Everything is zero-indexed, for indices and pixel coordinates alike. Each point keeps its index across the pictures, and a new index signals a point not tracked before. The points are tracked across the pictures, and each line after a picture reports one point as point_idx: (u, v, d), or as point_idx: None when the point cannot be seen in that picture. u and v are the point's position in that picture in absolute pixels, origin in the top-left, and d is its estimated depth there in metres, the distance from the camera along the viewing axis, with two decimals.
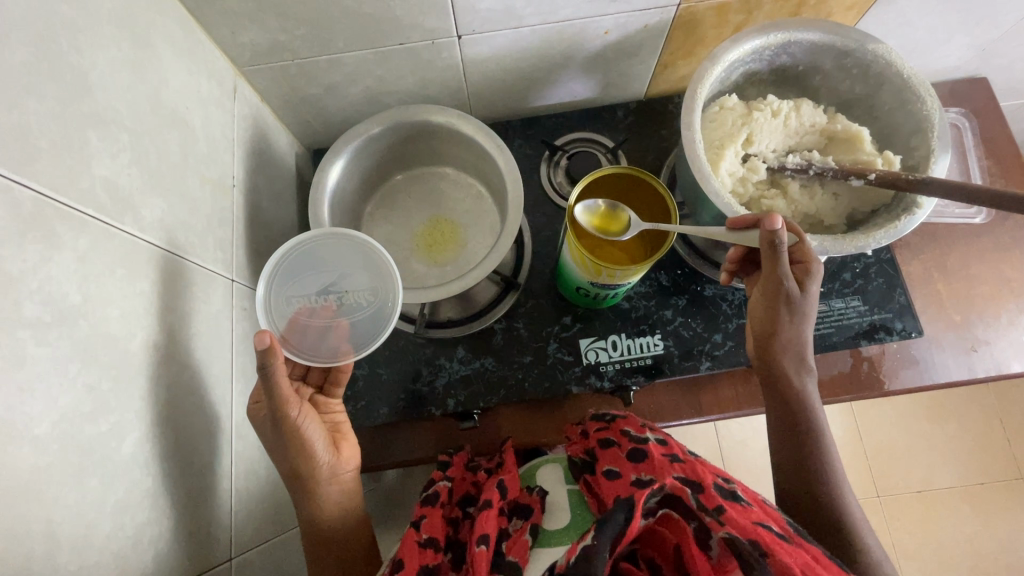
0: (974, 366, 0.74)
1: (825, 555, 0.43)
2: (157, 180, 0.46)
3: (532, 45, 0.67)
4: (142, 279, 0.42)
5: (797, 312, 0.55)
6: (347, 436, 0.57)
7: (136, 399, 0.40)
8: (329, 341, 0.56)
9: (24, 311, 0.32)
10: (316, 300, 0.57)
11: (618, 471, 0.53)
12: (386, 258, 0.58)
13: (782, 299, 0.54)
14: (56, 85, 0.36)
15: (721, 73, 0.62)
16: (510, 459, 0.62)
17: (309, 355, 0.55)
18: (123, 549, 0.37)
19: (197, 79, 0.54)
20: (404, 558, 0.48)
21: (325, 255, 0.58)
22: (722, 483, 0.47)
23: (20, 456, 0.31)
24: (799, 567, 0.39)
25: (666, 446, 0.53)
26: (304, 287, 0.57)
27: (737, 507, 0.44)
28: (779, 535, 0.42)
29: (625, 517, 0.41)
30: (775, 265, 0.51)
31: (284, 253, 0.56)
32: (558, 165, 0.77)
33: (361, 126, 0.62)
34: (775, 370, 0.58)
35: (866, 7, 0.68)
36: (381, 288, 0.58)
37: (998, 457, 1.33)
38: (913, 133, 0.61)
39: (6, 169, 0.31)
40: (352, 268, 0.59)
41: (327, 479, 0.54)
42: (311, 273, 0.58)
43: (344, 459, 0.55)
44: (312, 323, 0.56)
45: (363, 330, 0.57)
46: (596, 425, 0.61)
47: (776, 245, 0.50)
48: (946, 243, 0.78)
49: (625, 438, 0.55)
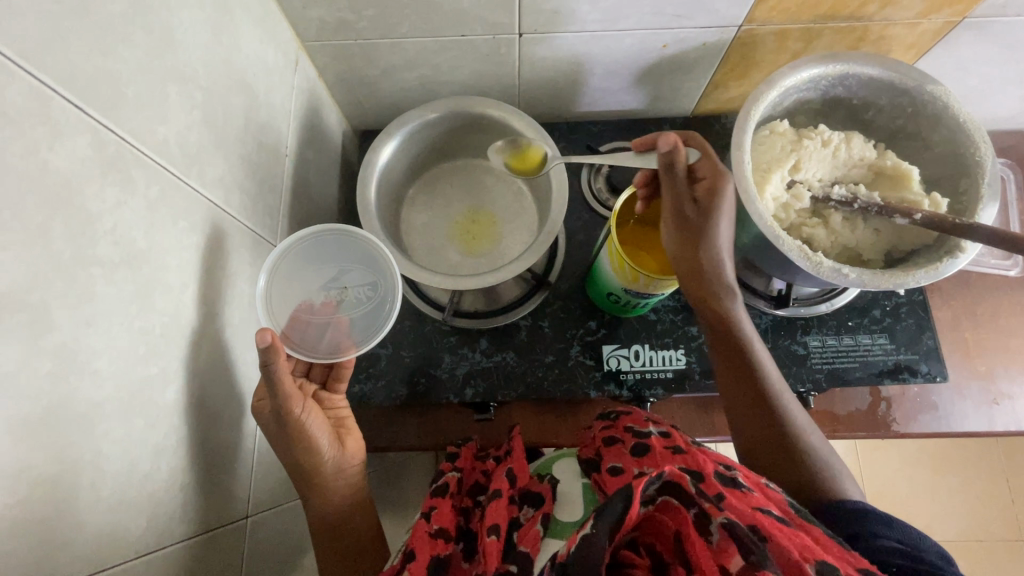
0: (995, 418, 0.73)
1: (826, 534, 0.42)
2: (221, 140, 0.47)
3: (591, 51, 0.68)
4: (198, 234, 0.43)
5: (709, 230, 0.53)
6: (352, 431, 0.57)
7: (181, 348, 0.41)
8: (329, 338, 0.56)
9: (98, 249, 0.33)
10: (316, 294, 0.57)
11: (621, 466, 0.53)
12: (385, 249, 0.58)
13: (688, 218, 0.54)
14: (146, 38, 0.37)
15: (776, 97, 0.62)
16: (519, 446, 0.62)
17: (310, 353, 0.54)
18: (158, 491, 0.38)
19: (266, 49, 0.56)
20: (416, 549, 0.48)
21: (323, 249, 0.57)
22: (722, 470, 0.47)
23: (81, 386, 0.32)
24: (797, 549, 0.38)
25: (669, 438, 0.53)
26: (305, 280, 0.57)
27: (737, 494, 0.44)
28: (779, 519, 0.42)
29: (623, 505, 0.41)
30: (675, 184, 0.53)
31: (286, 248, 0.54)
32: (599, 172, 0.78)
33: (417, 110, 0.63)
34: (704, 300, 0.57)
35: (927, 47, 0.67)
36: (382, 283, 0.58)
37: (1000, 515, 1.32)
38: (963, 178, 0.60)
39: (95, 111, 0.33)
40: (349, 263, 0.59)
41: (333, 474, 0.54)
42: (309, 270, 0.56)
43: (349, 453, 0.55)
44: (314, 319, 0.56)
45: (364, 327, 0.57)
46: (601, 424, 0.61)
47: (672, 167, 0.53)
48: (978, 292, 0.77)
49: (628, 434, 0.56)
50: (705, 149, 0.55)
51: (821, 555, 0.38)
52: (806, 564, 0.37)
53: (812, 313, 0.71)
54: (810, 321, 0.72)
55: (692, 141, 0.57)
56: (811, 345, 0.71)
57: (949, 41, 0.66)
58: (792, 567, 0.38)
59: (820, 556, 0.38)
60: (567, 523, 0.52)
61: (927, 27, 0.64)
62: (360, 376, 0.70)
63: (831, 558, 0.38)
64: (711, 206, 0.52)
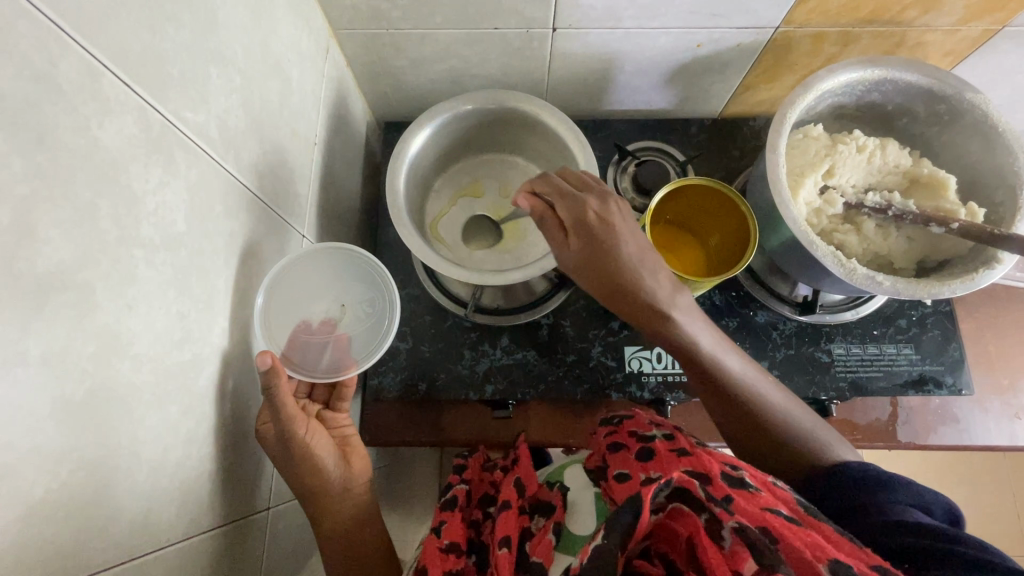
0: (1017, 433, 0.73)
1: (837, 531, 0.39)
2: (256, 125, 0.46)
3: (623, 48, 0.67)
4: (233, 219, 0.43)
5: (610, 261, 0.50)
6: (358, 450, 0.55)
7: (214, 335, 0.40)
8: (329, 358, 0.52)
9: (141, 230, 0.32)
10: (315, 313, 0.53)
11: (628, 473, 0.51)
12: (384, 269, 0.57)
13: (582, 260, 0.51)
14: (192, 17, 0.37)
15: (812, 101, 0.61)
16: (525, 454, 0.62)
17: (311, 374, 0.51)
18: (188, 479, 0.37)
19: (301, 35, 0.55)
20: (427, 565, 0.47)
21: (321, 264, 0.54)
22: (728, 470, 0.44)
23: (121, 368, 0.31)
24: (808, 548, 0.36)
25: (673, 441, 0.51)
26: (303, 297, 0.52)
27: (745, 494, 0.41)
28: (788, 518, 0.39)
29: (632, 514, 0.39)
30: (556, 232, 0.52)
31: (287, 264, 0.50)
32: (626, 171, 0.74)
33: (450, 102, 0.63)
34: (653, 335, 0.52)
35: (964, 54, 0.67)
36: (382, 298, 0.56)
37: (1004, 530, 1.31)
38: (999, 188, 0.60)
39: (141, 89, 0.32)
40: (349, 279, 0.56)
41: (340, 495, 0.51)
42: (305, 291, 0.52)
43: (356, 472, 0.53)
44: (313, 339, 0.52)
45: (365, 344, 0.54)
46: (605, 429, 0.60)
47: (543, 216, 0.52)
48: (1003, 304, 0.77)
49: (632, 439, 0.55)
50: (556, 187, 0.52)
51: (833, 552, 0.35)
52: (817, 565, 0.35)
53: (838, 320, 0.71)
54: (835, 329, 0.71)
55: (541, 182, 0.54)
56: (835, 352, 0.70)
57: (986, 49, 0.65)
58: (804, 570, 0.35)
59: (833, 555, 0.35)
60: (578, 533, 0.52)
61: (966, 34, 0.63)
62: (379, 369, 0.70)
63: (843, 556, 0.36)
64: (601, 244, 0.50)
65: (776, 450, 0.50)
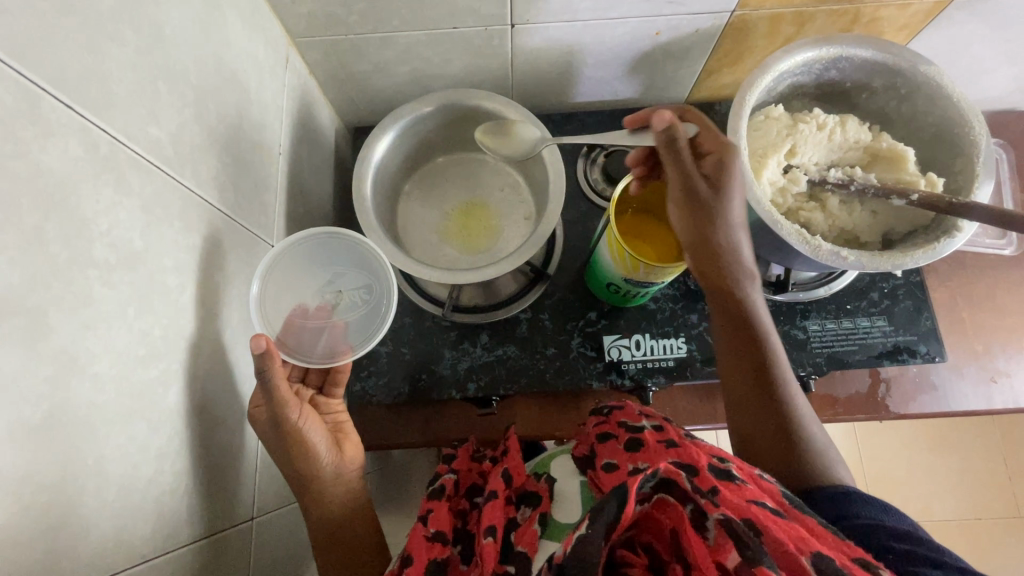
0: (993, 396, 0.74)
1: (821, 525, 0.40)
2: (213, 139, 0.46)
3: (583, 40, 0.67)
4: (194, 234, 0.43)
5: (720, 208, 0.50)
6: (350, 437, 0.56)
7: (180, 351, 0.40)
8: (325, 342, 0.55)
9: (94, 251, 0.32)
10: (310, 298, 0.56)
11: (616, 463, 0.52)
12: (381, 254, 0.58)
13: (696, 199, 0.50)
14: (135, 33, 0.37)
15: (771, 82, 0.62)
16: (515, 445, 0.61)
17: (306, 358, 0.53)
18: (161, 494, 0.38)
19: (256, 46, 0.55)
20: (412, 554, 0.47)
21: (315, 254, 0.57)
22: (715, 462, 0.44)
23: (81, 388, 0.31)
24: (792, 542, 0.37)
25: (662, 431, 0.52)
26: (299, 286, 0.55)
27: (731, 486, 0.41)
28: (774, 510, 0.39)
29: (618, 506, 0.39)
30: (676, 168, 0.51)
31: (277, 254, 0.52)
32: (595, 161, 0.78)
33: (412, 104, 0.63)
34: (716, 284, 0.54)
35: (918, 28, 0.68)
36: (377, 285, 0.58)
37: (996, 494, 1.33)
38: (958, 156, 0.61)
39: (84, 109, 0.32)
40: (342, 267, 0.58)
41: (332, 481, 0.52)
42: (304, 279, 0.56)
43: (348, 459, 0.54)
44: (308, 324, 0.54)
45: (361, 330, 0.56)
46: (596, 418, 0.60)
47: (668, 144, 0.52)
48: (974, 271, 0.78)
49: (622, 429, 0.55)
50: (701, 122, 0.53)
51: (816, 545, 0.36)
52: (801, 558, 0.35)
53: (811, 297, 0.72)
54: (809, 306, 0.72)
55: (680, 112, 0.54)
56: (810, 329, 0.71)
57: (940, 21, 0.66)
58: (789, 563, 0.36)
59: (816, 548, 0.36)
60: (561, 522, 0.53)
61: (916, 8, 0.64)
62: (362, 374, 0.70)
63: (825, 548, 0.36)
64: (727, 181, 0.50)
65: (775, 430, 0.52)
